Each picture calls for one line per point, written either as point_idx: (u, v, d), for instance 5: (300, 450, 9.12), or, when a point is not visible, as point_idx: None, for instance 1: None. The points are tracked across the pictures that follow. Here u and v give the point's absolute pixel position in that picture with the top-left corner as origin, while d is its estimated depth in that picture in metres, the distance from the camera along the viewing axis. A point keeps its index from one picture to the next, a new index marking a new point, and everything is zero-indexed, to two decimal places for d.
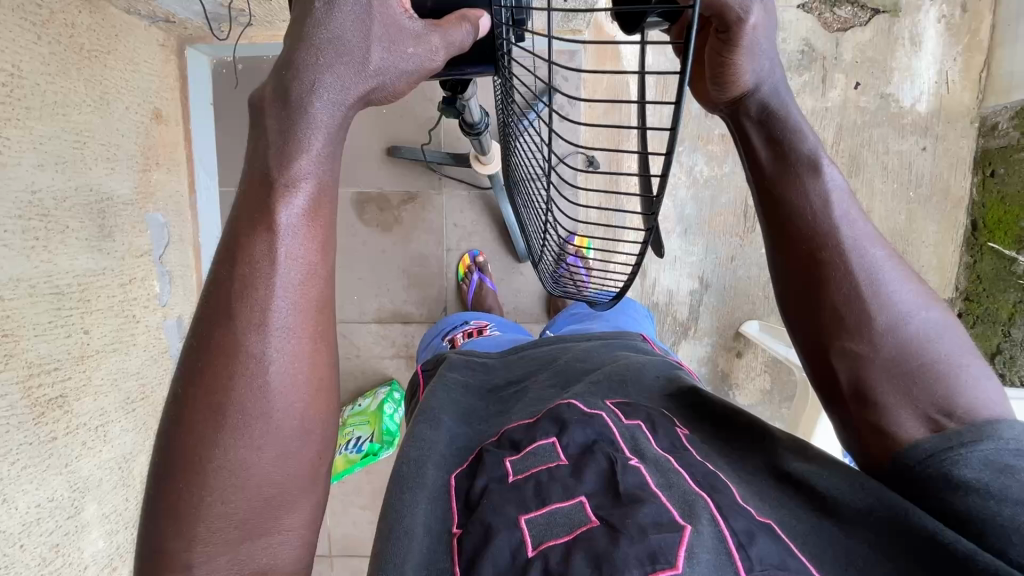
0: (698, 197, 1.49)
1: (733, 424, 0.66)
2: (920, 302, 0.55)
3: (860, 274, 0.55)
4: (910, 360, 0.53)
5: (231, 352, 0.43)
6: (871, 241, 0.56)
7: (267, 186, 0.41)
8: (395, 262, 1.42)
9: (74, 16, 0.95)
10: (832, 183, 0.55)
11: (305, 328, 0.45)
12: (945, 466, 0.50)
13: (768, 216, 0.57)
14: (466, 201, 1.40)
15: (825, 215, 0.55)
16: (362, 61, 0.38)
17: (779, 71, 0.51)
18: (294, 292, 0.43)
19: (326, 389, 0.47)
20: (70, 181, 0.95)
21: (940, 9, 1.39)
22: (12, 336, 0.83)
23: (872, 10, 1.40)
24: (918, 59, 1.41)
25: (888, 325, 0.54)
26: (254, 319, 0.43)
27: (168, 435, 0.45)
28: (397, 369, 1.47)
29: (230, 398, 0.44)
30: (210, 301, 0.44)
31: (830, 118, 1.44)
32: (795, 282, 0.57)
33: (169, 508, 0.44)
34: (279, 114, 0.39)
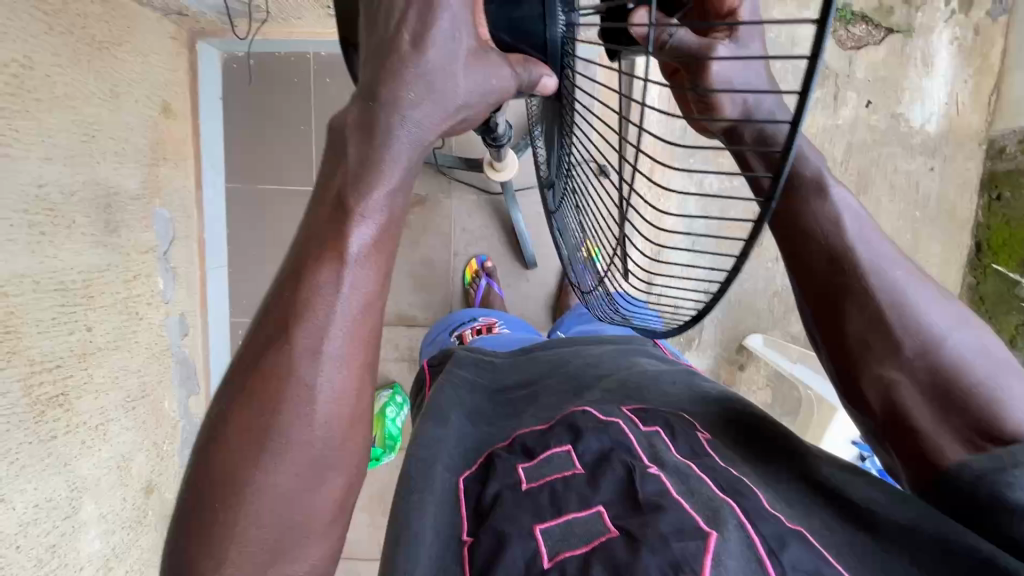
0: None
1: (764, 434, 0.66)
2: (951, 320, 0.53)
3: (884, 298, 0.53)
4: (946, 383, 0.51)
5: (283, 378, 0.43)
6: (892, 259, 0.54)
7: (342, 213, 0.41)
8: (402, 263, 1.41)
9: (86, 6, 0.93)
10: (843, 200, 0.53)
11: (354, 358, 0.44)
12: (997, 489, 0.48)
13: (784, 239, 0.55)
14: (475, 205, 1.39)
15: (841, 236, 0.53)
16: (449, 96, 0.37)
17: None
18: (351, 320, 0.43)
19: (364, 423, 0.46)
20: (77, 175, 0.93)
21: (953, 31, 1.40)
22: (15, 333, 0.81)
23: (886, 30, 1.40)
24: (930, 80, 1.42)
25: (915, 347, 0.52)
26: (308, 345, 0.43)
27: (207, 452, 0.45)
28: (399, 372, 1.45)
29: (277, 420, 0.44)
30: (267, 323, 0.44)
31: (840, 135, 1.44)
32: (813, 306, 0.56)
33: (200, 525, 0.43)
34: (361, 144, 0.39)
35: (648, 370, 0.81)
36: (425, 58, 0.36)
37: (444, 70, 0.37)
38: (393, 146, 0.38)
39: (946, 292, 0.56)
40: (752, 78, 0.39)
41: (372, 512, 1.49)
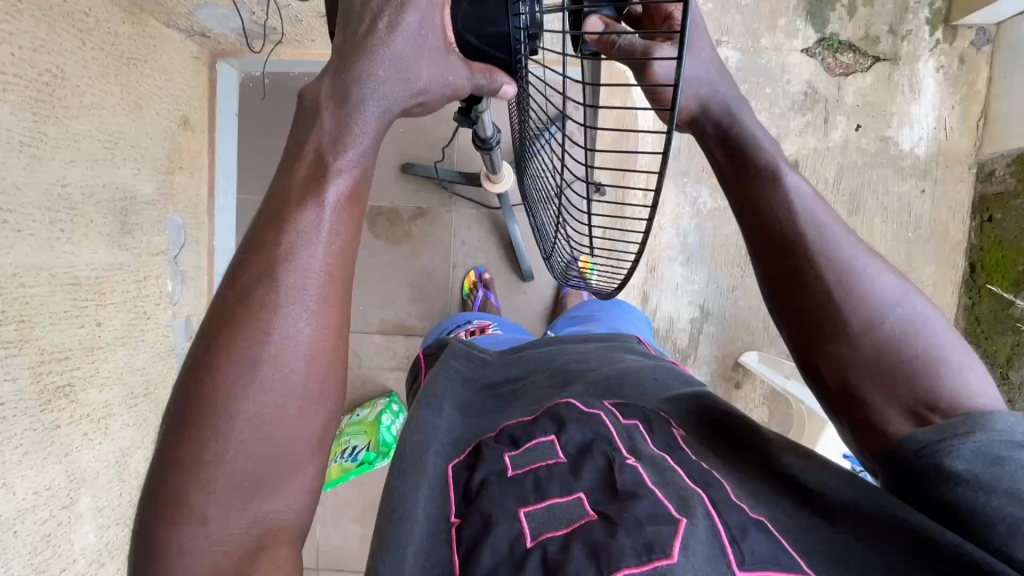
0: (701, 228, 1.52)
1: (728, 425, 0.68)
2: (900, 300, 0.57)
3: (834, 280, 0.57)
4: (893, 357, 0.55)
5: (262, 318, 0.48)
6: (845, 243, 0.58)
7: (321, 166, 0.48)
8: (402, 274, 1.46)
9: (118, 26, 1.01)
10: (797, 188, 0.58)
11: (329, 301, 0.49)
12: (937, 457, 0.50)
13: (745, 223, 0.60)
14: (474, 218, 1.44)
15: (794, 222, 0.58)
16: (414, 78, 0.46)
17: (734, 86, 0.56)
18: (325, 261, 0.49)
19: (337, 363, 0.51)
20: (98, 178, 0.99)
21: (938, 60, 1.45)
22: (29, 322, 0.86)
23: (873, 58, 1.46)
24: (917, 106, 1.46)
25: (865, 324, 0.56)
26: (290, 287, 0.48)
27: (189, 393, 0.48)
28: (396, 382, 1.48)
29: (258, 358, 0.48)
30: (244, 267, 0.48)
31: (831, 157, 1.48)
32: (773, 286, 0.60)
33: (188, 461, 0.47)
34: (335, 111, 0.47)
35: (630, 366, 0.84)
36: (394, 42, 0.45)
37: (412, 54, 0.46)
38: (364, 115, 0.47)
39: (899, 273, 0.59)
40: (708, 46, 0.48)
41: (365, 523, 1.49)
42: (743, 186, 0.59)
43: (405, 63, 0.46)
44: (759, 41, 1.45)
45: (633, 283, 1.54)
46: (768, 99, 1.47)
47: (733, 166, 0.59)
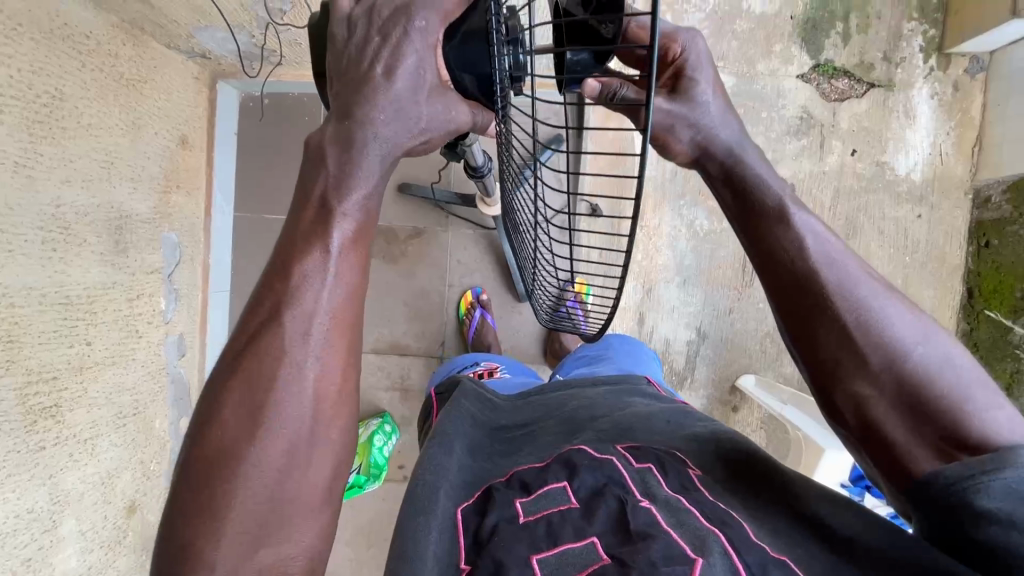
0: (697, 250, 1.52)
1: (752, 469, 0.66)
2: (921, 334, 0.55)
3: (849, 315, 0.56)
4: (916, 392, 0.53)
5: (272, 359, 0.50)
6: (859, 277, 0.57)
7: (325, 209, 0.49)
8: (398, 293, 1.45)
9: (118, 48, 1.02)
10: (808, 222, 0.58)
11: (337, 340, 0.52)
12: (967, 496, 0.48)
13: (759, 258, 0.60)
14: (471, 239, 1.44)
15: (807, 255, 0.57)
16: (412, 122, 0.47)
17: (738, 124, 0.58)
18: (335, 301, 0.51)
19: (347, 401, 0.52)
20: (94, 198, 1.00)
21: (932, 87, 1.46)
22: (17, 343, 0.85)
23: (868, 84, 1.47)
24: (912, 131, 1.47)
25: (884, 358, 0.54)
26: (299, 328, 0.50)
27: (201, 434, 0.49)
28: (390, 402, 1.47)
29: (270, 396, 0.49)
30: (255, 311, 0.51)
31: (827, 182, 1.49)
32: (787, 323, 0.59)
33: (200, 502, 0.48)
34: (338, 154, 0.48)
35: (641, 410, 0.81)
36: (393, 89, 0.45)
37: (409, 99, 0.46)
38: (367, 158, 0.48)
39: (916, 308, 0.58)
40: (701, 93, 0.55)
41: (356, 546, 1.46)
42: (752, 221, 0.59)
43: (406, 108, 0.46)
44: (755, 66, 1.47)
45: (629, 304, 1.53)
46: (764, 123, 1.48)
47: (740, 201, 0.59)
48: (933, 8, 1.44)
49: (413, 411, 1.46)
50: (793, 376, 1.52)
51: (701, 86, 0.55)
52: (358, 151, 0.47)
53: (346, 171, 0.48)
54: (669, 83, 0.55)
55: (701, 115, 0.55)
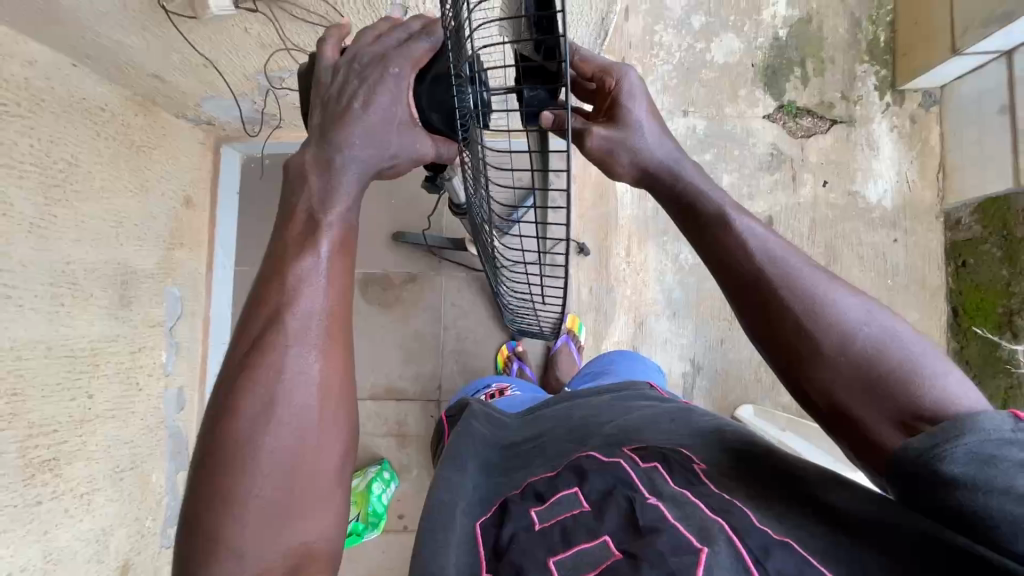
0: (684, 283, 1.56)
1: (752, 454, 0.68)
2: (870, 313, 0.58)
3: (799, 306, 0.59)
4: (872, 370, 0.55)
5: (271, 360, 0.53)
6: (803, 269, 0.60)
7: (312, 222, 0.55)
8: (394, 337, 1.48)
9: (131, 118, 1.11)
10: (748, 224, 0.63)
11: (332, 338, 0.56)
12: (931, 463, 0.49)
13: (713, 261, 0.64)
14: (463, 281, 1.49)
15: (753, 257, 0.61)
16: (384, 147, 0.53)
17: (673, 144, 0.65)
18: (320, 301, 0.55)
19: (345, 393, 0.56)
20: (102, 255, 1.05)
21: (890, 120, 1.56)
22: (20, 395, 0.88)
23: (830, 121, 1.57)
24: (878, 162, 1.55)
25: (837, 342, 0.57)
26: (293, 331, 0.54)
27: (212, 436, 0.52)
28: (388, 448, 1.46)
29: (272, 396, 0.52)
30: (250, 320, 0.55)
31: (803, 212, 1.56)
32: (747, 319, 0.62)
33: (213, 500, 0.50)
34: (319, 177, 0.54)
35: (646, 414, 0.83)
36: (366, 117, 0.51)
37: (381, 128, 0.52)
38: (343, 182, 0.54)
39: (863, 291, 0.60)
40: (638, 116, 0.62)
41: None
42: (702, 229, 0.65)
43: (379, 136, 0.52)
44: (723, 110, 1.57)
45: (623, 338, 1.56)
46: (737, 160, 1.56)
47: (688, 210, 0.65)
48: (881, 51, 1.56)
49: (411, 457, 1.45)
50: (791, 403, 1.52)
51: (636, 113, 0.62)
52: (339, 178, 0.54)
53: (331, 188, 0.55)
54: (607, 108, 0.63)
55: (637, 139, 0.62)
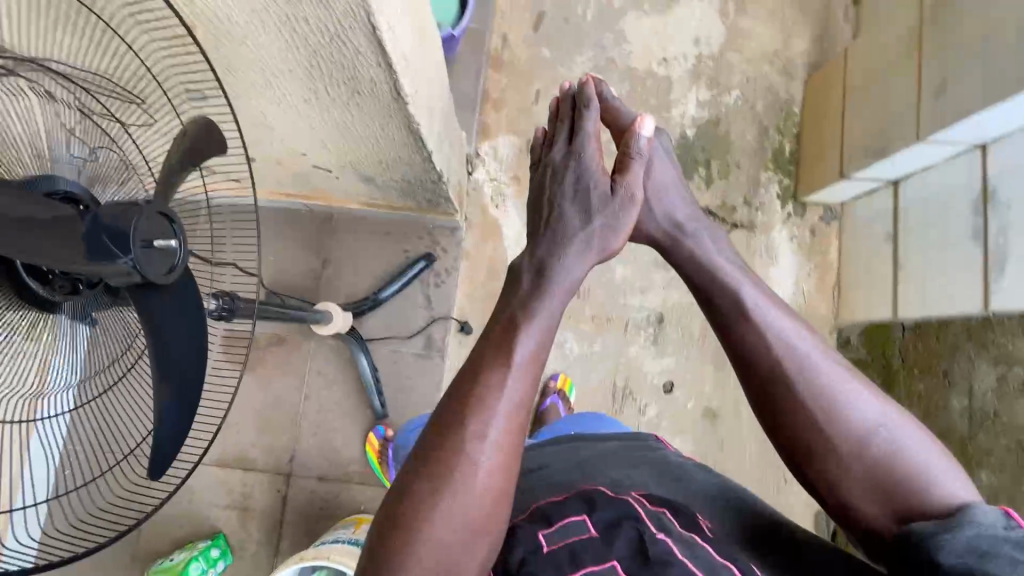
0: (567, 373, 1.49)
1: (768, 538, 0.79)
2: (879, 415, 0.72)
3: (812, 411, 0.73)
4: (879, 467, 0.70)
5: (472, 404, 0.65)
6: (823, 371, 0.74)
7: (510, 324, 0.70)
8: (251, 403, 1.40)
9: None
10: (776, 320, 0.78)
11: (512, 419, 0.65)
12: (931, 549, 0.61)
13: (734, 356, 0.80)
14: (333, 350, 1.42)
15: (772, 355, 0.76)
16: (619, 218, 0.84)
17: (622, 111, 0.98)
18: (527, 348, 0.68)
19: (515, 447, 0.65)
20: None
21: (790, 230, 1.52)
22: None
23: (731, 225, 1.52)
24: (776, 270, 1.49)
25: (852, 438, 0.71)
26: (496, 366, 0.66)
27: (409, 468, 0.65)
28: (227, 522, 1.36)
29: (448, 455, 0.63)
30: (476, 357, 0.68)
31: (696, 313, 1.52)
32: (760, 405, 0.77)
33: (386, 533, 0.62)
34: (551, 238, 0.81)
35: (658, 461, 0.90)
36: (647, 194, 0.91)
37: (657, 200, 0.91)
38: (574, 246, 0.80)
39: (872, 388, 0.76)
40: (611, 97, 0.99)
41: None
42: (728, 319, 0.81)
43: (608, 198, 0.85)
44: None
45: None
46: (632, 253, 1.53)
47: (711, 312, 0.83)
48: (786, 161, 1.55)
49: (250, 533, 1.36)
50: None
51: (609, 98, 0.98)
52: (571, 219, 0.82)
53: (562, 226, 0.81)
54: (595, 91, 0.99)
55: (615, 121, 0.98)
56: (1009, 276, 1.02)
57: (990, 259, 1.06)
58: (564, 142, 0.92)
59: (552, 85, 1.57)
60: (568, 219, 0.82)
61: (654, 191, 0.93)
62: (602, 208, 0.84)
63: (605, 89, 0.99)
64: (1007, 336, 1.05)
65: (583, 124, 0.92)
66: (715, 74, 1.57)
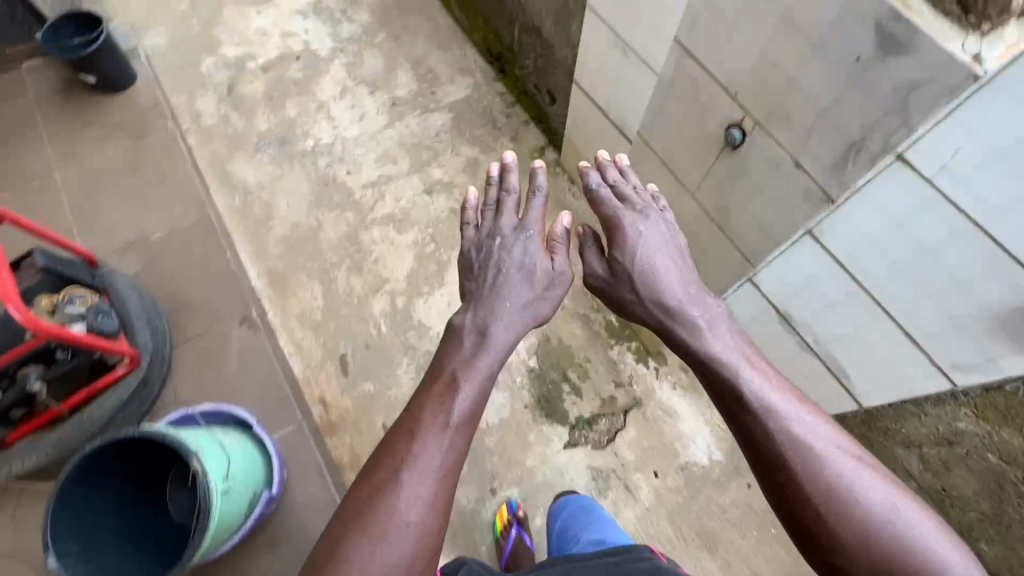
0: None
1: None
2: (886, 496, 0.66)
3: (816, 479, 0.67)
4: (889, 554, 0.63)
5: (413, 431, 0.75)
6: (831, 457, 0.68)
7: (451, 383, 0.80)
8: None
9: None
10: (781, 407, 0.72)
11: (451, 457, 0.74)
12: None
13: (733, 421, 0.75)
14: None
15: (778, 443, 0.70)
16: (562, 277, 0.99)
17: (608, 186, 1.06)
18: (465, 402, 0.78)
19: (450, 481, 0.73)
20: None
21: (669, 379, 1.59)
22: None
23: (623, 411, 1.55)
24: (683, 423, 1.54)
25: (853, 517, 0.65)
26: (442, 418, 0.76)
27: (361, 500, 0.71)
28: None
29: (388, 483, 0.70)
30: (427, 393, 0.80)
31: (656, 514, 1.45)
32: (755, 458, 0.72)
33: (324, 558, 0.68)
34: (469, 300, 0.94)
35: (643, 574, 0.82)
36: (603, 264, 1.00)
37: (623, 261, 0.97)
38: (498, 298, 0.92)
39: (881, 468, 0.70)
40: (597, 180, 1.06)
41: None
42: (729, 406, 0.76)
43: (553, 273, 0.98)
44: (526, 465, 1.48)
45: None
46: None
47: (714, 388, 0.79)
48: (620, 329, 1.63)
49: None
50: None
51: (593, 180, 1.07)
52: (494, 289, 0.94)
53: (482, 283, 0.96)
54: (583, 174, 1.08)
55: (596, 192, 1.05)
56: (857, 378, 1.06)
57: (832, 367, 1.10)
58: (514, 214, 1.04)
59: (392, 409, 1.50)
60: (476, 290, 0.95)
61: (643, 264, 0.95)
62: (549, 286, 0.98)
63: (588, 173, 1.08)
64: (897, 423, 1.05)
65: (531, 202, 1.05)
66: None
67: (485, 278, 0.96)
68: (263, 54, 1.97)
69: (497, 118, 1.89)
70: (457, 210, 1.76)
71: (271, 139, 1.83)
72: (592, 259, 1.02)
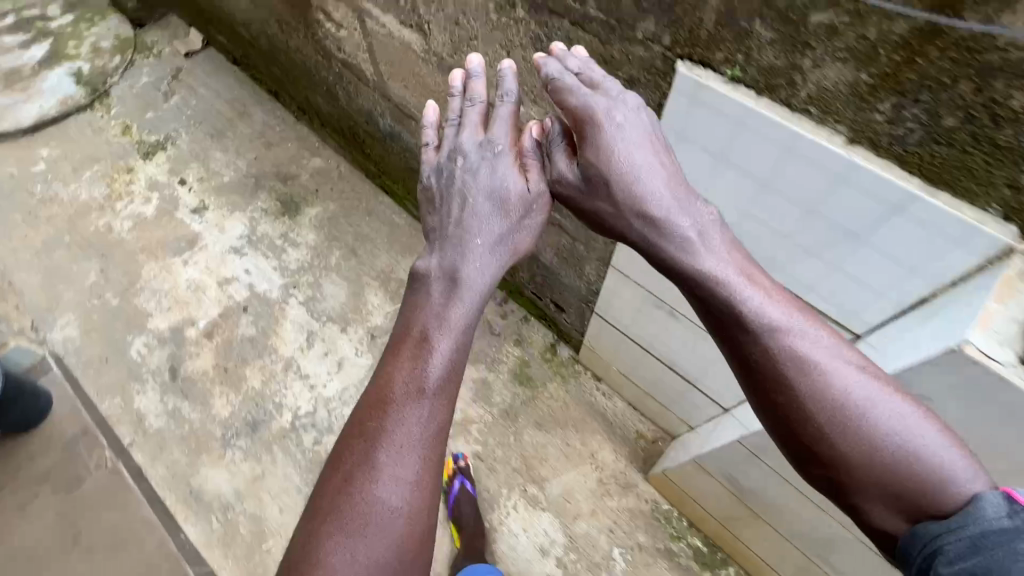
0: None
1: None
2: (896, 410, 0.63)
3: (814, 393, 0.65)
4: (893, 464, 0.61)
5: (393, 395, 0.71)
6: (834, 372, 0.65)
7: (423, 338, 0.75)
8: None
9: None
10: (788, 325, 0.68)
11: (434, 428, 0.70)
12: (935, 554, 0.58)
13: (722, 335, 0.72)
14: None
15: (779, 362, 0.66)
16: (540, 195, 0.86)
17: (572, 78, 0.83)
18: (446, 358, 0.73)
19: (436, 455, 0.69)
20: None
21: None
22: None
23: None
24: None
25: (844, 422, 0.63)
26: (422, 381, 0.72)
27: (345, 452, 0.69)
28: None
29: (375, 442, 0.68)
30: (402, 343, 0.76)
31: None
32: (751, 374, 0.69)
33: (316, 526, 0.66)
34: (431, 238, 0.85)
35: None
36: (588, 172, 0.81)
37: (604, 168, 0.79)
38: (469, 230, 0.83)
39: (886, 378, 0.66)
40: (554, 72, 0.83)
41: None
42: (727, 326, 0.71)
43: (528, 198, 0.85)
44: None
45: None
46: None
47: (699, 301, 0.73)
48: (711, 554, 1.40)
49: None
50: None
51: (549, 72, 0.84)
52: (456, 234, 0.83)
53: (443, 227, 0.85)
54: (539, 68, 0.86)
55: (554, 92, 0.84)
56: None
57: None
58: (478, 127, 0.88)
59: None
60: (433, 246, 0.84)
61: (622, 168, 0.78)
62: (526, 212, 0.85)
63: (545, 71, 0.84)
64: None
65: (497, 113, 0.88)
66: (587, 559, 1.38)
67: (451, 209, 0.85)
68: (202, 315, 1.66)
69: (493, 323, 1.68)
70: (481, 453, 1.50)
71: (238, 427, 1.51)
72: (560, 161, 0.85)
